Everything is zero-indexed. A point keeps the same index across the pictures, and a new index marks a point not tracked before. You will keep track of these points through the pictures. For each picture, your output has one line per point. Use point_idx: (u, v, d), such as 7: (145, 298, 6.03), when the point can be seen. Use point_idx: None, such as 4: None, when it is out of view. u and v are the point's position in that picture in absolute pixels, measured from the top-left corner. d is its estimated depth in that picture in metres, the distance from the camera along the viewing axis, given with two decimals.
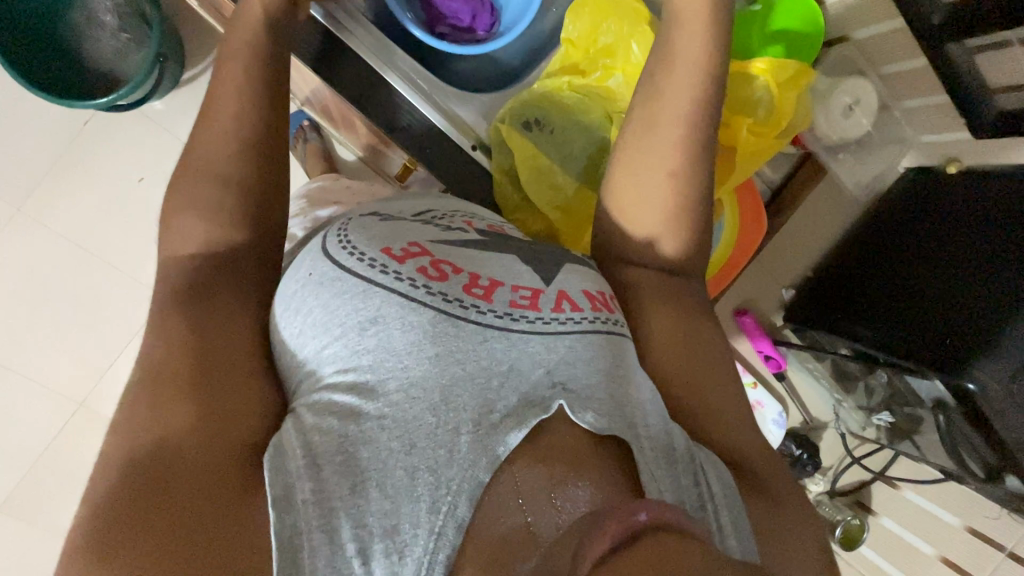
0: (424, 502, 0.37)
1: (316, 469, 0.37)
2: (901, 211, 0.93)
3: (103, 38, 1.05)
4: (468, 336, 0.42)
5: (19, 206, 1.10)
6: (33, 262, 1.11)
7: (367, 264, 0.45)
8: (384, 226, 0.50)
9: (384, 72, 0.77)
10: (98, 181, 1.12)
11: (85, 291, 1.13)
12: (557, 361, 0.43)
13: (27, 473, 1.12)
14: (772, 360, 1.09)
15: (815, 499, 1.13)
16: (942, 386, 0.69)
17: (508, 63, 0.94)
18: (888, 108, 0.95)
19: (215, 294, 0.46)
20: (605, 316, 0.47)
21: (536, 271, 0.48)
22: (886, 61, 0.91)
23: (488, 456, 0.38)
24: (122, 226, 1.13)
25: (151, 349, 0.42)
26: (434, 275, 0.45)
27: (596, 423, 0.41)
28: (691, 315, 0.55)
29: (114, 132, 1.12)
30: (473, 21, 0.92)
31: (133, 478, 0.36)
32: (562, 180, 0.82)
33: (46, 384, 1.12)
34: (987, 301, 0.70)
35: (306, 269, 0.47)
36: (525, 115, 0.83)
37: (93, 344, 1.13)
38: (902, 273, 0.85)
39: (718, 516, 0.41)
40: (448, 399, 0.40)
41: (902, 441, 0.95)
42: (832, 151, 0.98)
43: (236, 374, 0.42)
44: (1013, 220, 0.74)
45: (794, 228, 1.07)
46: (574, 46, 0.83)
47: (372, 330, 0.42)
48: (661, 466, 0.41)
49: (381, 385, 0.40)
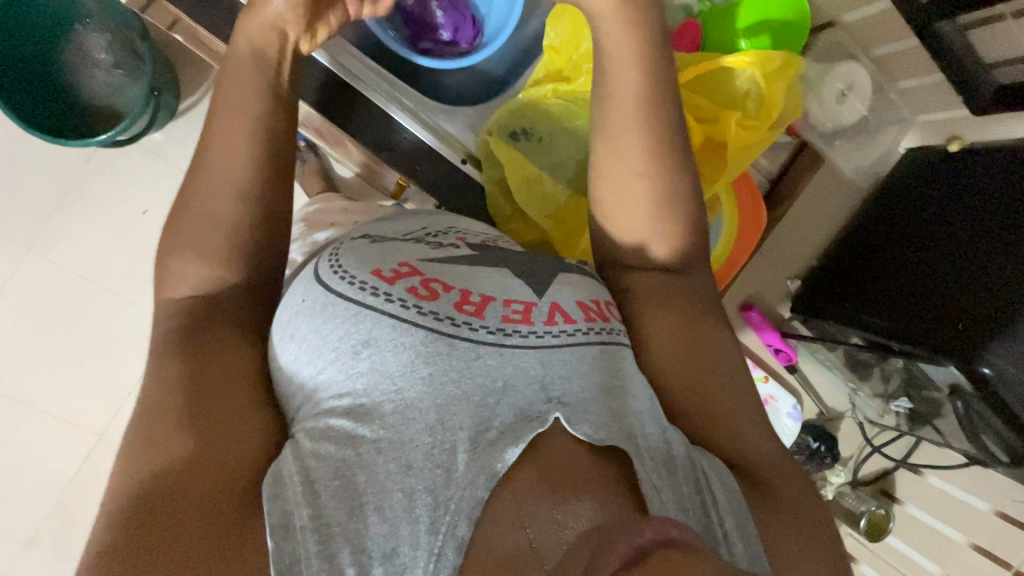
0: (423, 523, 0.36)
1: (314, 495, 0.37)
2: (908, 193, 0.92)
3: (97, 75, 1.08)
4: (462, 354, 0.42)
5: (27, 244, 1.12)
6: (43, 297, 1.13)
7: (359, 287, 0.45)
8: (374, 248, 0.50)
9: (370, 92, 0.80)
10: (105, 215, 1.14)
11: (100, 324, 1.15)
12: (553, 376, 0.42)
13: (53, 506, 1.14)
14: (782, 352, 1.08)
15: (836, 491, 1.13)
16: (957, 371, 0.69)
17: (493, 73, 0.95)
18: (884, 91, 0.97)
19: (206, 333, 0.46)
20: (599, 326, 0.47)
21: (528, 284, 0.48)
22: (878, 44, 0.93)
23: (486, 473, 0.38)
24: (130, 258, 1.15)
25: (148, 389, 0.43)
26: (424, 294, 0.45)
27: (595, 434, 0.40)
28: (694, 316, 0.54)
29: (116, 166, 1.13)
30: (456, 34, 0.93)
31: (137, 515, 0.36)
32: (553, 189, 0.83)
33: (65, 417, 1.14)
34: (996, 282, 0.70)
35: (299, 294, 0.47)
36: (513, 124, 0.83)
37: (110, 377, 1.15)
38: (906, 256, 0.85)
39: (722, 521, 0.41)
40: (444, 418, 0.39)
41: (923, 426, 0.94)
42: (829, 138, 0.97)
43: (233, 405, 0.42)
44: (1018, 198, 0.74)
45: (794, 217, 1.05)
46: (557, 53, 0.84)
47: (366, 353, 0.42)
48: (662, 475, 0.40)
49: (377, 408, 0.40)
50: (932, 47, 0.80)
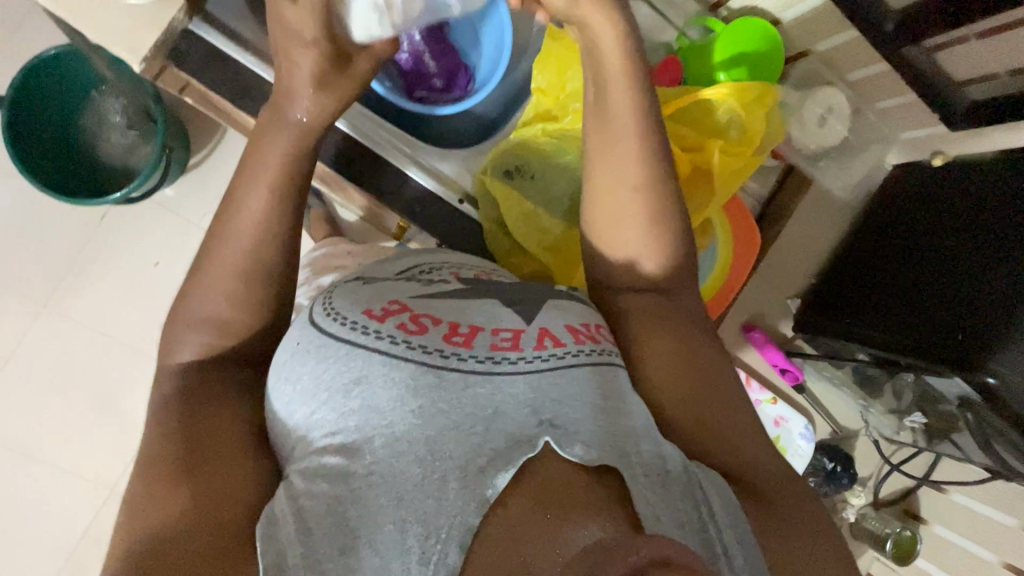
0: (414, 554, 0.37)
1: (308, 531, 0.39)
2: (900, 209, 0.94)
3: (114, 138, 1.15)
4: (451, 385, 0.43)
5: (44, 302, 1.16)
6: (58, 351, 1.16)
7: (350, 327, 0.47)
8: (366, 288, 0.52)
9: (372, 144, 0.85)
10: (118, 271, 1.18)
11: (112, 378, 1.17)
12: (542, 401, 0.44)
13: (63, 565, 1.14)
14: (789, 372, 1.09)
15: (858, 513, 1.12)
16: (963, 383, 0.70)
17: (486, 114, 0.98)
18: (861, 112, 1.01)
19: (210, 388, 0.49)
20: (589, 348, 0.48)
21: (517, 313, 0.50)
22: (852, 69, 0.97)
23: (476, 500, 0.39)
24: (142, 311, 1.18)
25: (155, 436, 0.45)
26: (413, 329, 0.46)
27: (587, 456, 0.41)
28: (689, 336, 0.56)
29: (129, 223, 1.18)
30: (449, 82, 0.99)
31: (140, 567, 0.38)
32: (549, 222, 0.86)
33: (76, 474, 1.15)
34: (992, 291, 0.71)
35: (295, 337, 0.49)
36: (506, 163, 0.87)
37: (121, 431, 1.17)
38: (897, 271, 0.87)
39: (721, 536, 0.42)
40: (433, 449, 0.41)
41: (941, 443, 0.93)
42: (813, 160, 1.02)
43: (233, 450, 0.45)
44: (1007, 208, 0.76)
45: (789, 237, 1.07)
46: (545, 94, 0.88)
47: (357, 390, 0.43)
48: (656, 492, 0.41)
49: (368, 443, 0.41)
50: (903, 70, 0.85)
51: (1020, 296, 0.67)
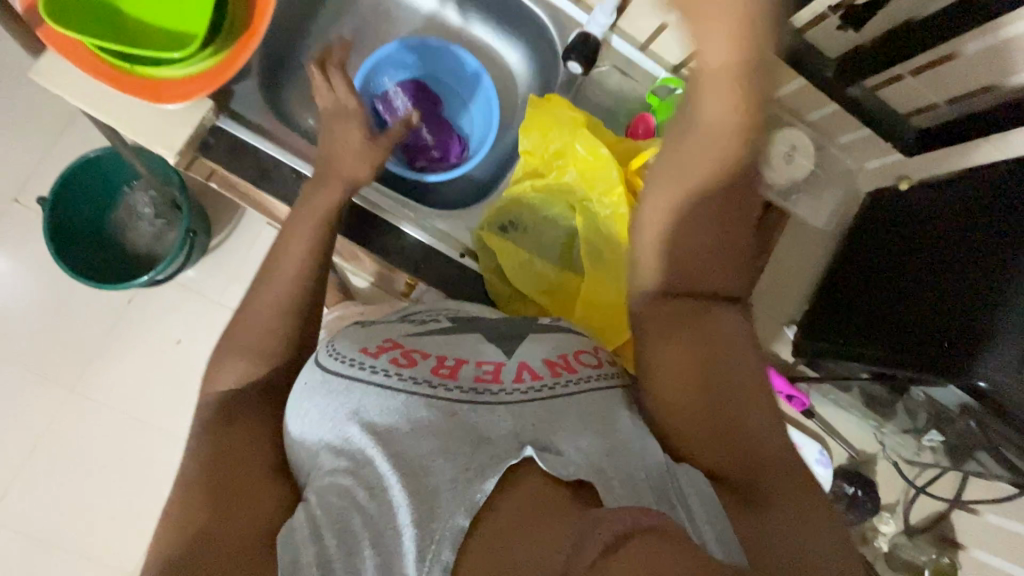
0: (412, 552, 0.42)
1: (318, 534, 0.44)
2: (877, 229, 0.99)
3: (142, 227, 1.27)
4: (440, 412, 0.49)
5: (72, 386, 1.24)
6: (81, 436, 1.22)
7: (350, 365, 0.52)
8: (364, 331, 0.58)
9: (381, 213, 0.94)
10: (143, 350, 1.26)
11: (133, 456, 1.23)
12: (523, 425, 0.48)
13: None
14: (794, 399, 1.09)
15: (891, 542, 1.09)
16: (957, 389, 0.72)
17: (482, 178, 1.10)
18: (826, 148, 1.07)
19: (234, 424, 0.54)
20: (564, 378, 0.53)
21: (499, 349, 0.56)
22: (812, 109, 1.04)
23: (467, 504, 0.43)
24: (161, 388, 1.25)
25: (187, 472, 0.51)
26: (404, 363, 0.52)
27: (564, 470, 0.45)
28: (698, 345, 0.54)
29: (155, 304, 1.28)
30: (445, 152, 1.08)
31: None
32: (543, 267, 0.92)
33: (100, 556, 1.20)
34: (968, 298, 0.75)
35: (303, 377, 0.55)
36: (502, 220, 0.95)
37: (141, 509, 1.22)
38: (885, 286, 0.91)
39: (700, 530, 0.46)
40: (425, 464, 0.45)
41: (966, 461, 0.92)
42: (787, 195, 1.07)
43: (254, 477, 0.50)
44: (972, 220, 0.81)
45: (778, 266, 1.12)
46: (531, 155, 0.94)
47: (356, 418, 0.49)
48: (625, 490, 0.45)
49: (369, 463, 0.47)
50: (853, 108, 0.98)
51: (995, 300, 0.71)
